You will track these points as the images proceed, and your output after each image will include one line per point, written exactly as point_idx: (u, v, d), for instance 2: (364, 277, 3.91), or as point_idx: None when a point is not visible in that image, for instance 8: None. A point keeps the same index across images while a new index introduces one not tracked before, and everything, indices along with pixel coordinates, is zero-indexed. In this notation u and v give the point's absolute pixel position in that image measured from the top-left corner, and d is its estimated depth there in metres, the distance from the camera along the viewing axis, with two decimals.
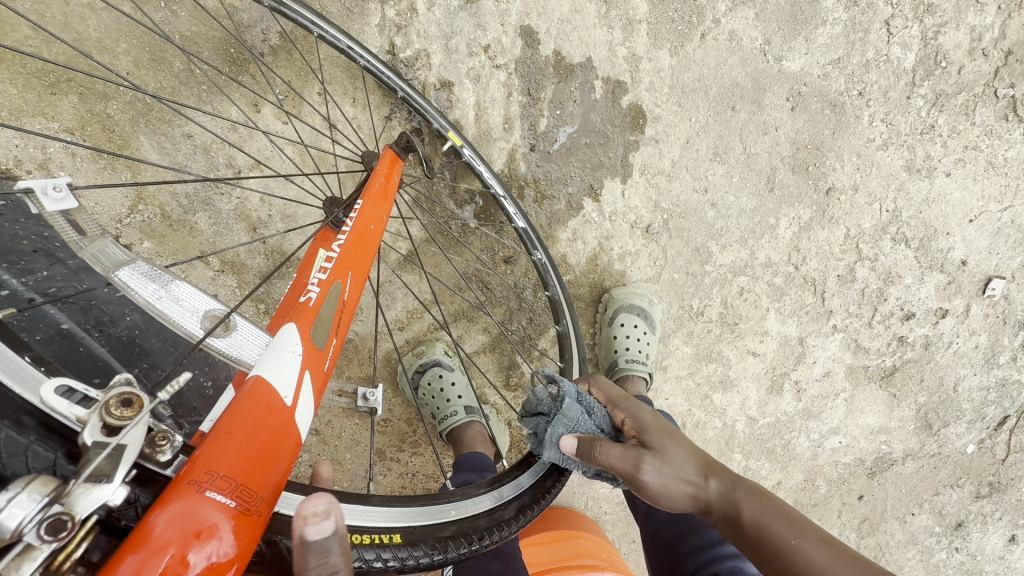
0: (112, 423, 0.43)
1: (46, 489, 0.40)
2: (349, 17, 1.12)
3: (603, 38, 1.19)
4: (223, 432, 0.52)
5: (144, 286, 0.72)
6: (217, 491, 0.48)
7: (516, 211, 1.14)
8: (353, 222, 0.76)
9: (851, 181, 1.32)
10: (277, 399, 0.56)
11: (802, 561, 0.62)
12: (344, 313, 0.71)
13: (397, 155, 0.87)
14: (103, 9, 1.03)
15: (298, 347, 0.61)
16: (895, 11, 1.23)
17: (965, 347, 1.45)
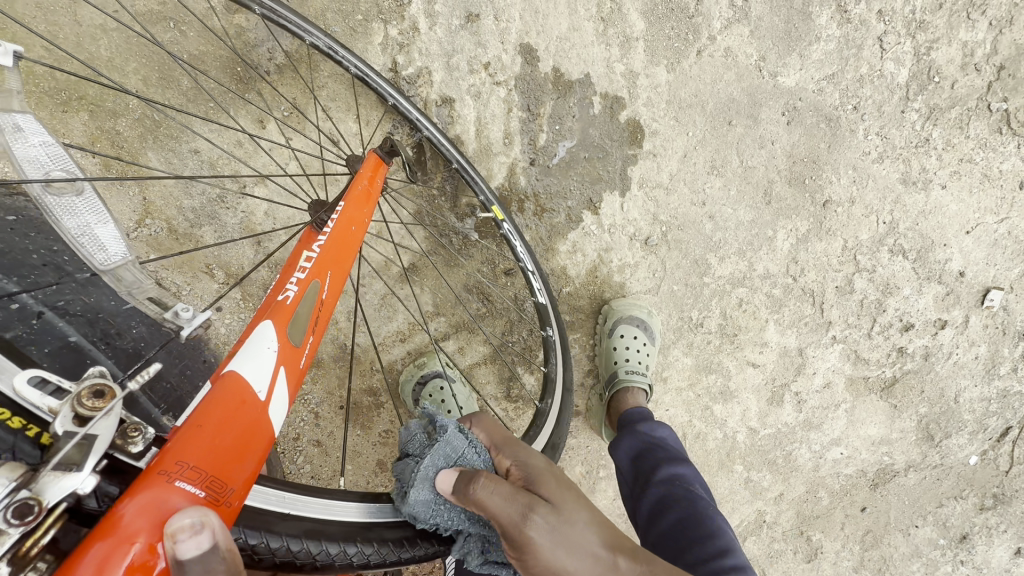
0: (83, 413, 0.48)
1: (14, 475, 0.44)
2: (353, 36, 1.15)
3: (601, 55, 1.22)
4: (194, 424, 0.54)
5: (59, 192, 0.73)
6: (188, 481, 0.50)
7: (541, 287, 1.17)
8: (334, 223, 0.76)
9: (847, 194, 1.34)
10: (251, 393, 0.58)
11: None
12: (323, 312, 0.72)
13: (380, 159, 0.87)
14: (114, 30, 1.06)
15: (274, 343, 0.63)
16: (888, 27, 1.25)
17: (965, 358, 1.45)
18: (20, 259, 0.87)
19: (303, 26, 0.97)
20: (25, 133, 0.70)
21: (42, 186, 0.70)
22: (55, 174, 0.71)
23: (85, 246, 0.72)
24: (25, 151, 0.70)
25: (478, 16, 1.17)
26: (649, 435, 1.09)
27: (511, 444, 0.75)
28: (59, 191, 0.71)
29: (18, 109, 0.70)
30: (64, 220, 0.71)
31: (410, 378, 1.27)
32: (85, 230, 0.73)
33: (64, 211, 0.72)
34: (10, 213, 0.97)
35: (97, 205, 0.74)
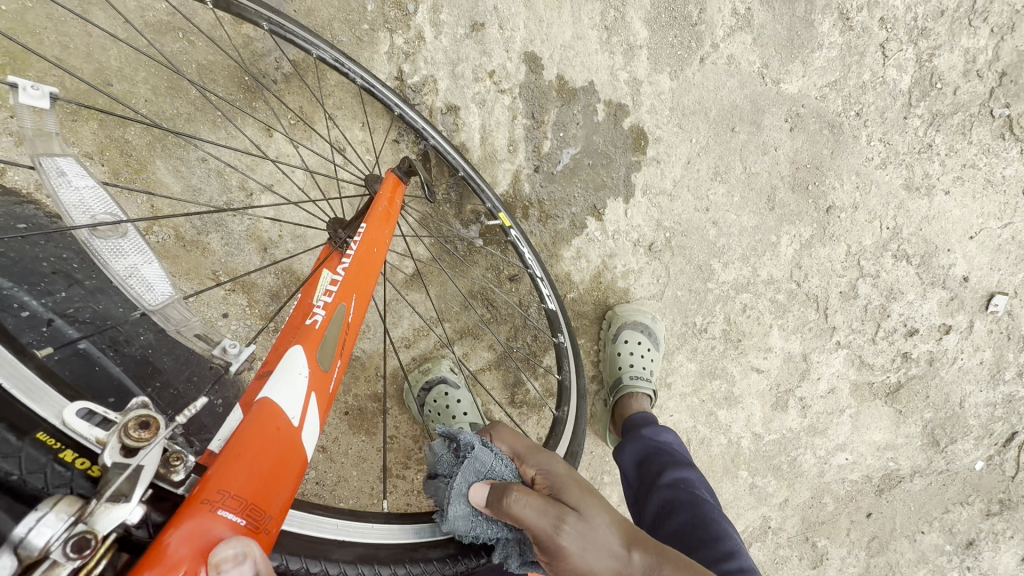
0: (129, 444, 0.47)
1: (72, 508, 0.43)
2: (359, 45, 1.16)
3: (605, 63, 1.23)
4: (232, 452, 0.54)
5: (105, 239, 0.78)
6: (229, 509, 0.50)
7: (550, 293, 1.17)
8: (357, 246, 0.77)
9: (850, 200, 1.34)
10: (285, 419, 0.59)
11: None
12: (349, 336, 0.73)
13: (399, 179, 0.87)
14: (123, 40, 1.07)
15: (304, 369, 0.63)
16: (890, 34, 1.26)
17: (969, 363, 1.45)
18: (31, 265, 0.89)
19: (308, 39, 0.97)
20: (67, 176, 0.77)
21: (91, 232, 0.77)
22: (101, 218, 0.78)
23: (132, 286, 0.77)
24: (70, 195, 0.76)
25: (483, 25, 1.18)
26: (655, 439, 1.10)
27: (536, 454, 0.76)
28: (104, 235, 0.78)
29: (59, 154, 0.76)
30: (114, 263, 0.78)
31: (414, 385, 1.28)
32: (133, 271, 0.78)
33: (112, 252, 0.78)
34: (20, 221, 0.98)
35: (142, 246, 0.81)
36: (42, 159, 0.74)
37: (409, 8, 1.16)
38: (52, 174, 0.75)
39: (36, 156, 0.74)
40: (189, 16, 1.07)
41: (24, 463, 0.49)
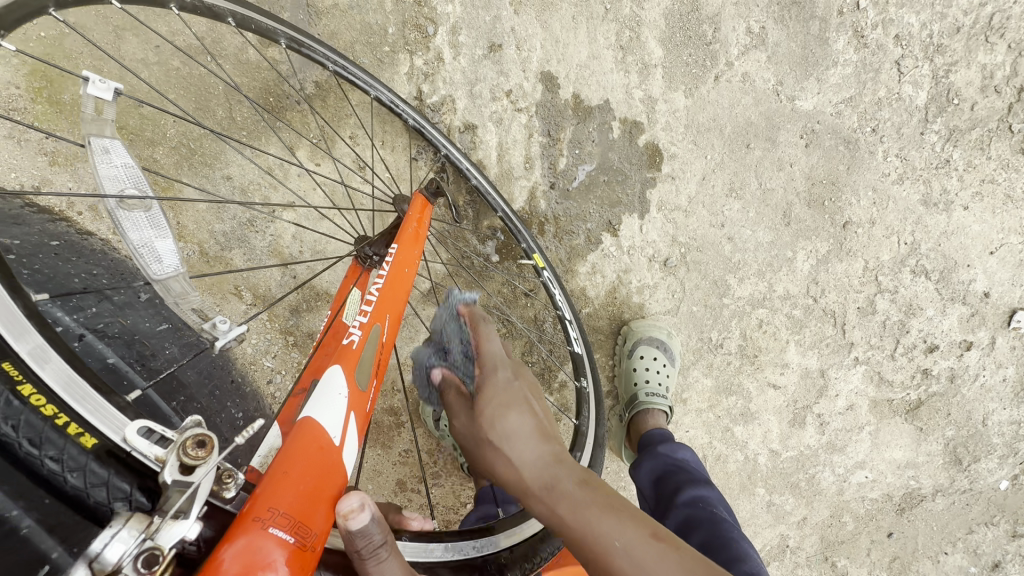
0: (188, 462, 0.48)
1: (141, 526, 0.46)
2: (380, 66, 1.19)
3: (620, 82, 1.24)
4: (279, 472, 0.54)
5: (135, 226, 0.68)
6: (279, 527, 0.50)
7: (577, 335, 1.17)
8: (388, 267, 0.78)
9: (867, 216, 1.34)
10: (327, 439, 0.58)
11: None
12: (382, 356, 0.74)
13: (427, 200, 0.87)
14: (154, 63, 1.11)
15: (343, 389, 0.64)
16: (906, 51, 1.26)
17: (992, 380, 1.43)
18: (63, 280, 0.92)
19: (344, 65, 1.00)
20: (111, 156, 0.70)
21: (115, 201, 0.67)
22: (129, 191, 0.68)
23: (143, 257, 0.68)
24: (108, 171, 0.68)
25: (501, 46, 1.20)
26: (671, 456, 1.09)
27: (495, 356, 0.71)
28: (129, 207, 0.68)
29: (110, 135, 0.71)
30: (128, 233, 0.67)
31: (430, 399, 1.30)
32: (146, 243, 0.68)
33: (129, 224, 0.67)
34: (54, 238, 1.02)
35: (161, 220, 0.70)
36: (91, 139, 0.69)
37: (429, 31, 1.19)
38: (96, 151, 0.68)
39: (87, 133, 0.69)
40: (218, 40, 1.11)
41: (86, 475, 0.51)
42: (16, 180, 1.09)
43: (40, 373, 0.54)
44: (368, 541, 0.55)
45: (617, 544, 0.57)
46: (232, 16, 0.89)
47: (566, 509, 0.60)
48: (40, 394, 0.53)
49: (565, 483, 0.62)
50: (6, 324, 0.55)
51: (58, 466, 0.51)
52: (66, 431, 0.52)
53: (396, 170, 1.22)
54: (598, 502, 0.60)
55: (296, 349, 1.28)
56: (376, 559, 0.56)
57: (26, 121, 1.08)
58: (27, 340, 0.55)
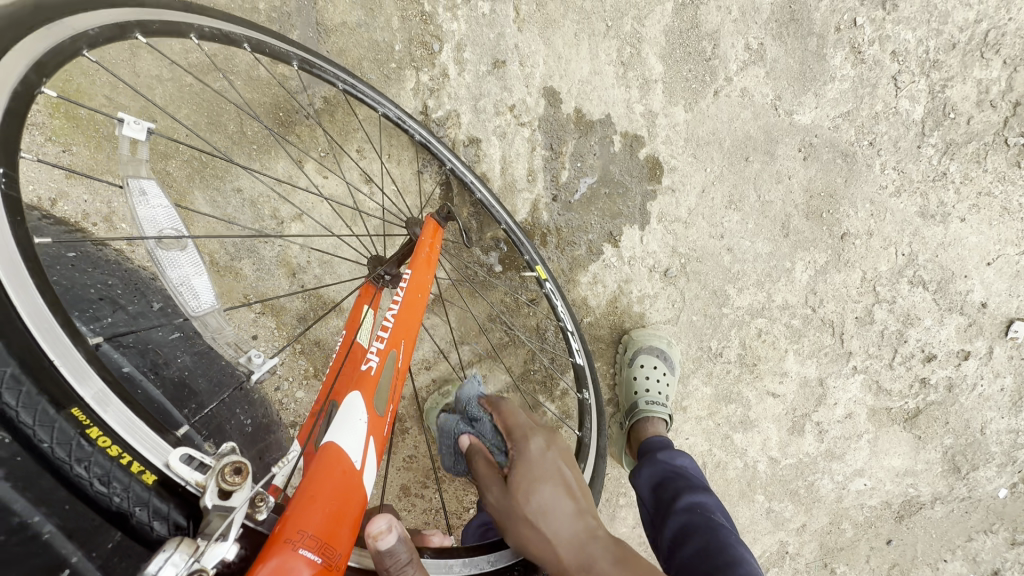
0: (225, 488, 0.51)
1: (190, 549, 0.48)
2: (387, 82, 1.22)
3: (621, 97, 1.27)
4: (306, 496, 0.57)
5: (173, 265, 0.75)
6: (308, 548, 0.53)
7: (579, 347, 1.19)
8: (403, 292, 0.80)
9: (865, 227, 1.36)
10: (349, 462, 0.61)
11: None
12: (398, 380, 0.77)
13: (438, 224, 0.90)
14: (168, 80, 1.14)
15: (363, 415, 0.67)
16: (902, 66, 1.28)
17: (990, 390, 1.45)
18: (80, 292, 0.95)
19: (354, 84, 1.04)
20: (148, 196, 0.75)
21: (153, 241, 0.74)
22: (167, 231, 0.75)
23: (181, 293, 0.75)
24: (146, 212, 0.74)
25: (504, 62, 1.23)
26: (670, 462, 1.12)
27: (525, 430, 0.73)
28: (167, 246, 0.74)
29: (145, 176, 0.76)
30: (167, 271, 0.74)
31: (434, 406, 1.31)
32: (184, 280, 0.75)
33: (168, 263, 0.74)
34: (71, 249, 1.04)
35: (197, 258, 0.77)
36: (129, 179, 0.75)
37: (434, 48, 1.22)
38: (134, 193, 0.74)
39: (125, 175, 0.74)
40: (230, 57, 1.14)
41: (151, 511, 0.53)
42: (34, 193, 1.12)
43: (103, 416, 0.56)
44: (396, 559, 0.59)
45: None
46: (248, 41, 0.92)
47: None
48: (103, 435, 0.55)
49: (601, 565, 0.67)
50: (69, 369, 0.55)
51: (124, 503, 0.53)
52: (130, 470, 0.54)
53: (402, 183, 1.25)
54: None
55: (303, 356, 1.31)
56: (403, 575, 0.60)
57: (44, 136, 1.12)
58: (90, 384, 0.56)
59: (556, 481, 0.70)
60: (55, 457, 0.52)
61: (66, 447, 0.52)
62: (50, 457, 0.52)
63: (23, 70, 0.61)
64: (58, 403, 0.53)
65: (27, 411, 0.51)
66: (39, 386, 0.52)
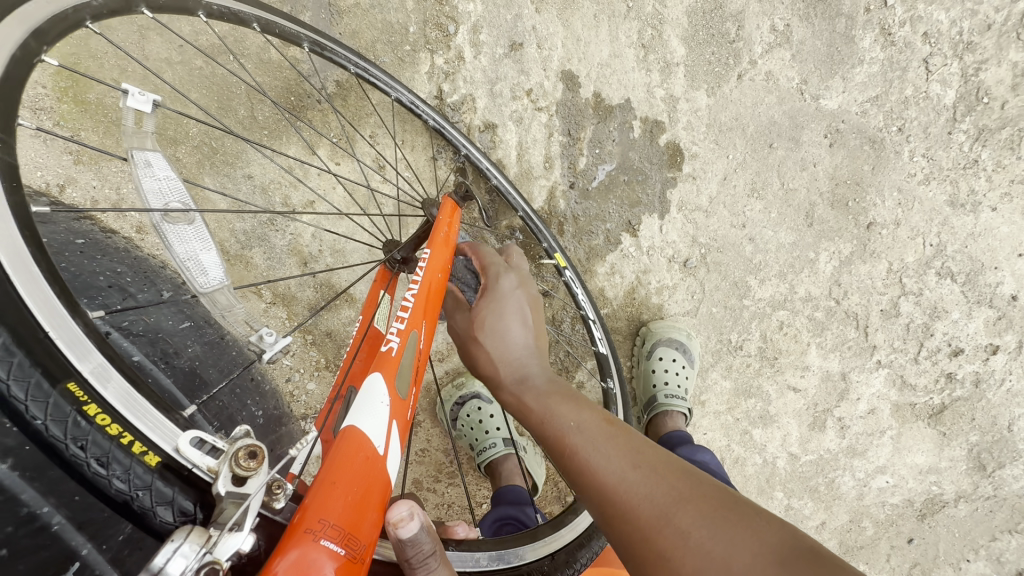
0: (241, 473, 0.47)
1: (202, 540, 0.44)
2: (401, 65, 1.19)
3: (642, 81, 1.23)
4: (326, 483, 0.52)
5: (181, 240, 0.71)
6: (330, 539, 0.48)
7: (601, 336, 1.15)
8: (422, 273, 0.75)
9: (892, 216, 1.31)
10: (371, 448, 0.56)
11: (584, 447, 0.59)
12: (420, 363, 0.71)
13: (456, 203, 0.85)
14: (178, 63, 1.11)
15: (385, 397, 0.61)
16: (934, 49, 1.23)
17: (1018, 385, 1.41)
18: (89, 279, 0.93)
19: (366, 66, 1.00)
20: (153, 168, 0.71)
21: (159, 215, 0.70)
22: (174, 205, 0.70)
23: (188, 270, 0.71)
24: (151, 183, 0.70)
25: (521, 45, 1.20)
26: (690, 458, 1.09)
27: (498, 269, 0.82)
28: (174, 220, 0.71)
29: (150, 147, 0.72)
30: (175, 246, 0.70)
31: (449, 399, 1.32)
32: (191, 255, 0.72)
33: (175, 237, 0.70)
34: (80, 237, 1.02)
35: (205, 233, 0.73)
36: (133, 151, 0.71)
37: (449, 29, 1.18)
38: (139, 164, 0.70)
39: (128, 146, 0.71)
40: (240, 39, 1.11)
41: (152, 495, 0.49)
42: (42, 179, 1.10)
43: (102, 392, 0.52)
44: (418, 549, 0.56)
45: (570, 426, 0.61)
46: (258, 22, 0.88)
47: (531, 397, 0.68)
48: (103, 412, 0.50)
49: (535, 380, 0.70)
50: (67, 343, 0.51)
51: (125, 486, 0.48)
52: (131, 449, 0.50)
53: (416, 170, 1.22)
54: (557, 393, 0.66)
55: (315, 347, 1.28)
56: (426, 567, 0.56)
57: (52, 121, 1.10)
58: (89, 360, 0.52)
59: (517, 318, 0.76)
60: (51, 436, 0.47)
61: (62, 425, 0.47)
62: (45, 435, 0.47)
63: (21, 37, 0.58)
64: (53, 377, 0.48)
65: (19, 385, 0.47)
66: (33, 360, 0.48)
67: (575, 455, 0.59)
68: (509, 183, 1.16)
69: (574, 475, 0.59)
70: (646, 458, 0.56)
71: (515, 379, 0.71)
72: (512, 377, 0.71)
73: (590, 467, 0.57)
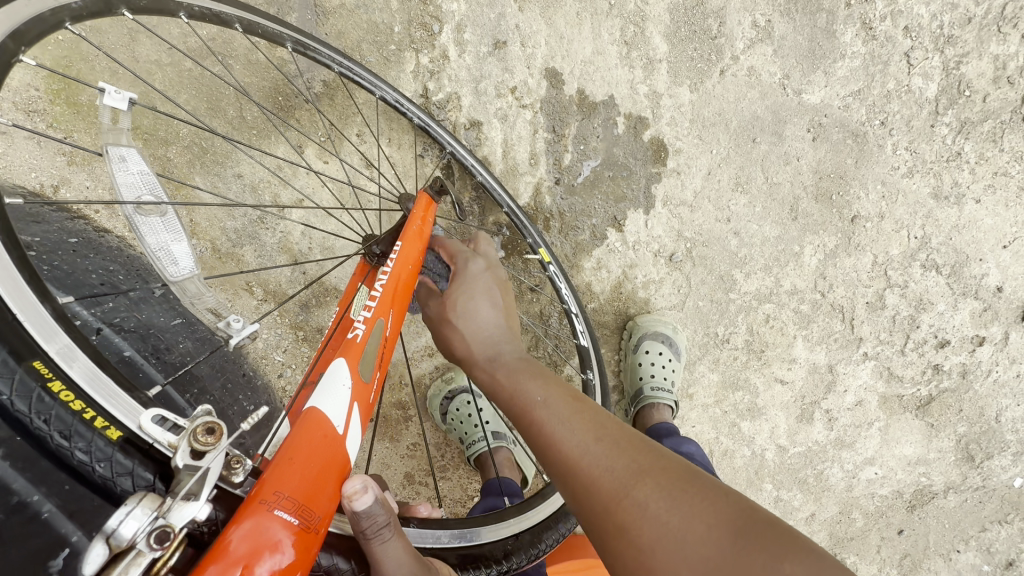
0: (198, 448, 0.49)
1: (154, 505, 0.45)
2: (386, 65, 1.21)
3: (625, 77, 1.25)
4: (284, 458, 0.54)
5: (152, 233, 0.73)
6: (284, 510, 0.51)
7: (583, 329, 1.17)
8: (392, 263, 0.77)
9: (876, 209, 1.33)
10: (330, 427, 0.59)
11: (546, 415, 0.66)
12: (386, 349, 0.73)
13: (431, 199, 0.86)
14: (167, 65, 1.13)
15: (347, 381, 0.64)
16: (915, 42, 1.25)
17: (1005, 376, 1.42)
18: (81, 276, 0.95)
19: (349, 65, 1.01)
20: (128, 163, 0.73)
21: (132, 206, 0.72)
22: (145, 198, 0.72)
23: (160, 260, 0.73)
24: (125, 178, 0.72)
25: (505, 43, 1.21)
26: (676, 449, 1.11)
27: (466, 257, 0.87)
28: (145, 212, 0.73)
29: (126, 144, 0.75)
30: (146, 238, 0.72)
31: (438, 392, 1.33)
32: (163, 246, 0.73)
33: (146, 229, 0.73)
34: (73, 235, 1.04)
35: (177, 225, 0.75)
36: (107, 146, 0.73)
37: (434, 29, 1.20)
38: (113, 159, 0.72)
39: (105, 142, 0.73)
40: (228, 41, 1.13)
41: (112, 466, 0.53)
42: (36, 180, 1.12)
43: (67, 371, 0.56)
44: (373, 521, 0.57)
45: (536, 400, 0.68)
46: (239, 23, 0.90)
47: (502, 373, 0.74)
48: (69, 390, 0.54)
49: (504, 357, 0.77)
50: (34, 326, 0.55)
51: (86, 458, 0.52)
52: (93, 424, 0.54)
53: (402, 168, 1.24)
54: (526, 371, 0.73)
55: (306, 343, 1.30)
56: (380, 537, 0.58)
57: (45, 122, 1.12)
58: (55, 341, 0.56)
59: (484, 299, 0.82)
60: (17, 411, 0.51)
61: (27, 401, 0.51)
62: (11, 410, 0.51)
63: (3, 40, 0.60)
64: (20, 356, 0.53)
65: None
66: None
67: (540, 428, 0.65)
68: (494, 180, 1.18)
69: (542, 450, 0.64)
70: (604, 431, 0.62)
71: (486, 359, 0.77)
72: (484, 357, 0.78)
73: (554, 436, 0.63)
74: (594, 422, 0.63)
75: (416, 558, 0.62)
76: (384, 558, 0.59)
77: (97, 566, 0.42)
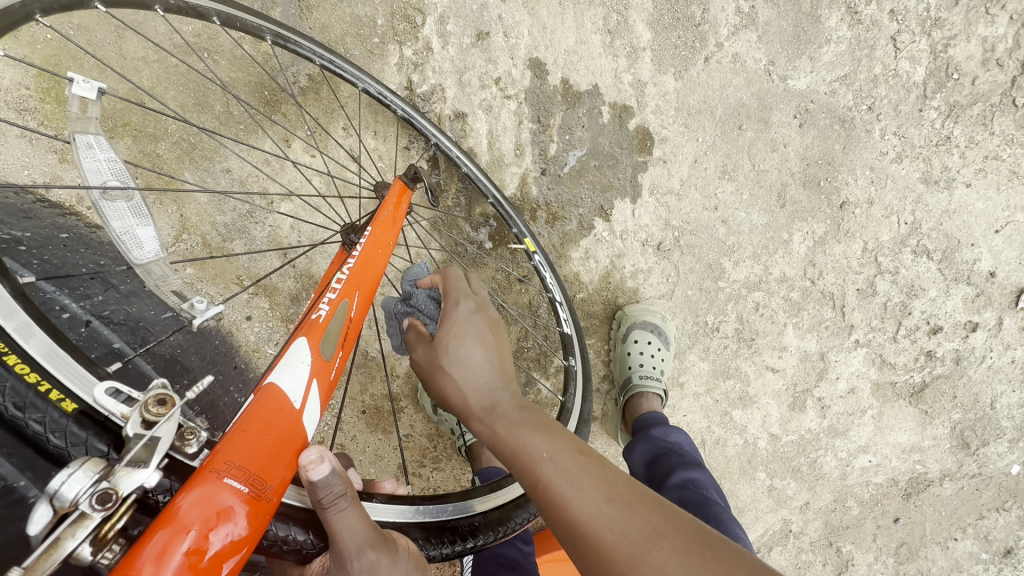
0: (149, 418, 0.51)
1: (97, 468, 0.47)
2: (370, 57, 1.22)
3: (609, 66, 1.25)
4: (237, 432, 0.57)
5: (117, 216, 0.73)
6: (234, 478, 0.53)
7: (568, 317, 1.18)
8: (361, 248, 0.78)
9: (865, 195, 1.32)
10: (287, 402, 0.61)
11: (554, 472, 0.59)
12: (350, 331, 0.75)
13: (405, 186, 0.87)
14: (155, 61, 1.15)
15: (307, 358, 0.66)
16: (902, 26, 1.24)
17: (1000, 362, 1.40)
18: (71, 270, 0.98)
19: (331, 58, 1.02)
20: (95, 150, 0.75)
21: (98, 192, 0.73)
22: (111, 183, 0.73)
23: (125, 243, 0.73)
24: (91, 164, 0.74)
25: (488, 34, 1.22)
26: (664, 439, 1.10)
27: (459, 292, 0.79)
28: (111, 198, 0.73)
29: (93, 132, 0.76)
30: (111, 221, 0.73)
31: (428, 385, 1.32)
32: (128, 230, 0.74)
33: (111, 213, 0.73)
34: (64, 231, 1.06)
35: (143, 210, 0.75)
36: (75, 135, 0.74)
37: (417, 21, 1.21)
38: (80, 146, 0.73)
39: (71, 131, 0.74)
40: (213, 36, 1.14)
41: (67, 437, 0.56)
42: (29, 177, 1.14)
43: (24, 346, 0.59)
44: (330, 490, 0.59)
45: (542, 455, 0.60)
46: (218, 15, 0.91)
47: (502, 427, 0.65)
48: (23, 363, 0.58)
49: (503, 406, 0.68)
50: None
51: (42, 428, 0.56)
52: (48, 397, 0.57)
53: (388, 159, 1.25)
54: (529, 420, 0.65)
55: None
56: (337, 508, 0.59)
57: (37, 121, 1.14)
58: (14, 317, 0.59)
59: (477, 339, 0.75)
60: None
61: None
62: None
63: None
64: None
65: None
66: None
67: (547, 490, 0.58)
68: (480, 171, 1.18)
69: (546, 508, 0.58)
70: (618, 487, 0.56)
71: (482, 411, 0.69)
72: (480, 408, 0.69)
73: (561, 503, 0.57)
74: (603, 473, 0.58)
75: (375, 529, 0.63)
76: (340, 530, 0.59)
77: (43, 525, 0.44)
